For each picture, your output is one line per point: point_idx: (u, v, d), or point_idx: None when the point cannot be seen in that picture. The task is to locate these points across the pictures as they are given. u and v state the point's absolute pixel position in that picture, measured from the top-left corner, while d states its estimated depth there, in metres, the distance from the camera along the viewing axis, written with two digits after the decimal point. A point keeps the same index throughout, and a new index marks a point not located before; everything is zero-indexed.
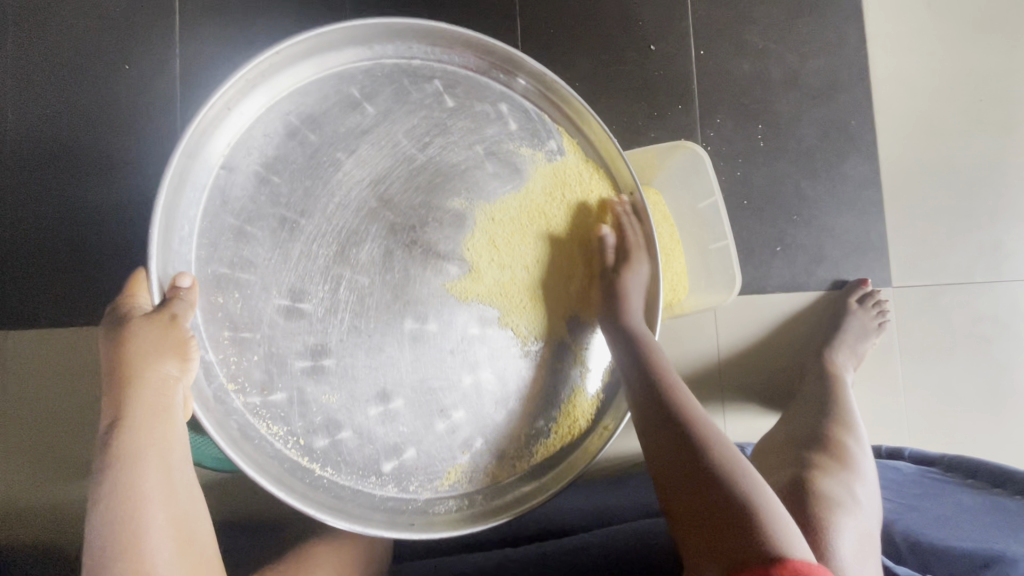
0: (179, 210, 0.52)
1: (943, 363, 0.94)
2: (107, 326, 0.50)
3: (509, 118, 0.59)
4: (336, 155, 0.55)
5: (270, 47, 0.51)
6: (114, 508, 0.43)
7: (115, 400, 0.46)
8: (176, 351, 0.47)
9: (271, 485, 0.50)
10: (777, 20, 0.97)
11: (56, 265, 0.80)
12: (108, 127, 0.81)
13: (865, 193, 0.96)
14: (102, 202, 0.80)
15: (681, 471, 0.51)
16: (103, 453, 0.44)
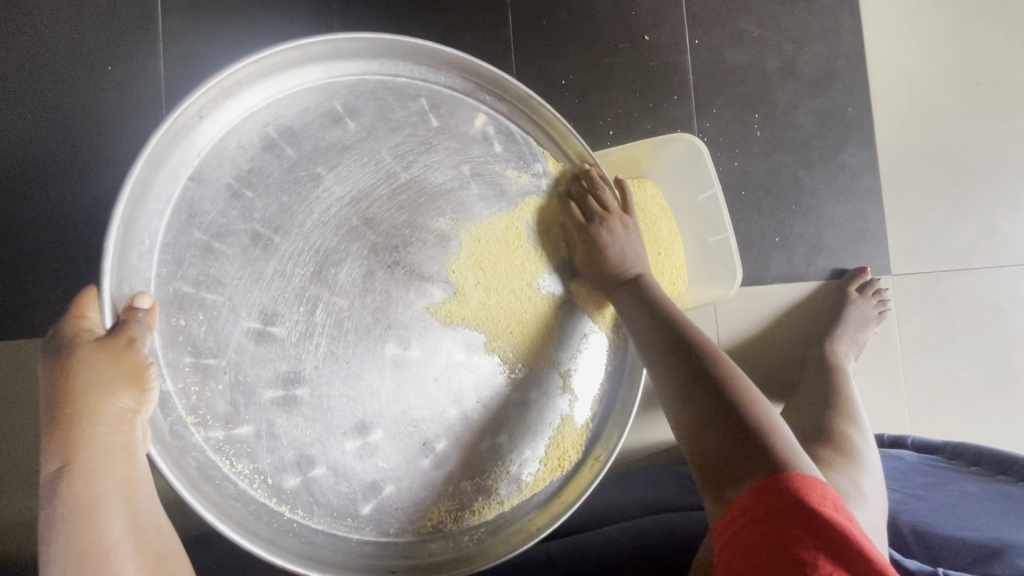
0: (138, 222, 0.48)
1: (944, 351, 0.94)
2: (50, 350, 0.45)
3: (494, 141, 0.59)
4: (316, 170, 0.53)
5: (248, 57, 0.48)
6: (76, 565, 0.41)
7: (60, 447, 0.43)
8: (130, 382, 0.44)
9: (234, 532, 0.46)
10: (772, 8, 0.96)
11: (37, 275, 0.78)
12: (96, 127, 0.79)
13: (863, 182, 0.95)
14: (84, 206, 0.79)
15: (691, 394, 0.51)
16: (55, 506, 0.42)
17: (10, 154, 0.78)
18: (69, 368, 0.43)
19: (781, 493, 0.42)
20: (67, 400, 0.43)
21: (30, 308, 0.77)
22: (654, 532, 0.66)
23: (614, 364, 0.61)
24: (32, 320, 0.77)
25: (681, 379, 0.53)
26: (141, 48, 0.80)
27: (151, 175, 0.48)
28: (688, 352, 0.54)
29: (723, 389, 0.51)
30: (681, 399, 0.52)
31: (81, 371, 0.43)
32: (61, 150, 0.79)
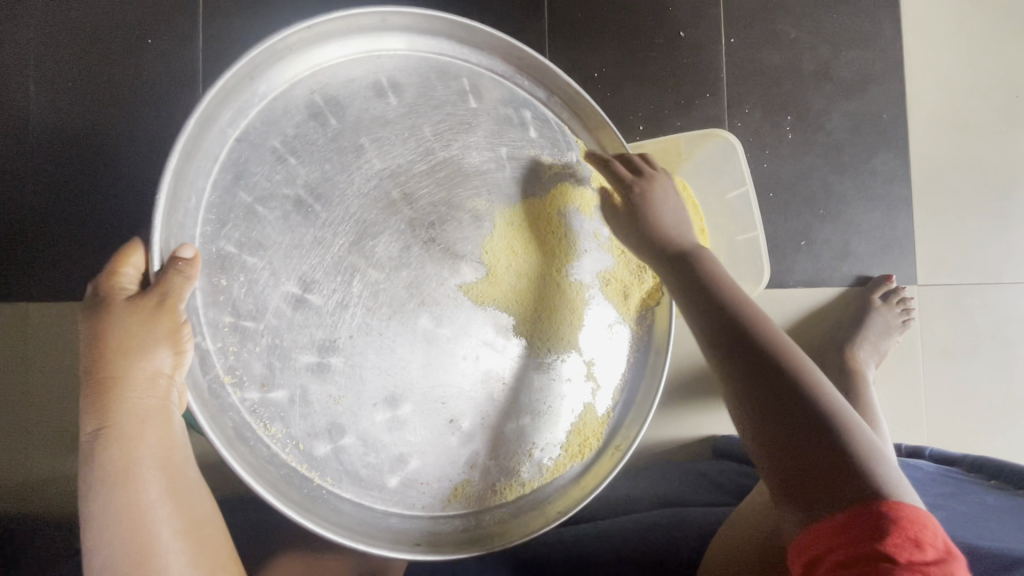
0: (185, 180, 0.48)
1: (966, 364, 0.93)
2: (89, 311, 0.46)
3: (530, 125, 0.60)
4: (359, 141, 0.54)
5: (302, 22, 0.50)
6: (117, 520, 0.43)
7: (105, 405, 0.44)
8: (167, 342, 0.44)
9: (268, 493, 0.47)
10: (810, 10, 0.95)
11: (75, 237, 0.79)
12: (137, 93, 0.80)
13: (894, 189, 0.94)
14: (124, 172, 0.80)
15: (756, 388, 0.50)
16: (99, 462, 0.43)
17: (54, 116, 0.79)
18: (110, 330, 0.44)
19: (884, 521, 0.41)
20: (110, 358, 0.44)
21: (64, 269, 0.79)
22: (668, 525, 0.67)
23: (634, 356, 0.62)
24: (60, 280, 0.78)
25: (745, 371, 0.51)
26: (183, 18, 0.81)
27: (200, 134, 0.49)
28: (753, 340, 0.52)
29: (784, 371, 0.50)
30: (743, 393, 0.50)
31: (126, 330, 0.44)
32: (98, 113, 0.80)
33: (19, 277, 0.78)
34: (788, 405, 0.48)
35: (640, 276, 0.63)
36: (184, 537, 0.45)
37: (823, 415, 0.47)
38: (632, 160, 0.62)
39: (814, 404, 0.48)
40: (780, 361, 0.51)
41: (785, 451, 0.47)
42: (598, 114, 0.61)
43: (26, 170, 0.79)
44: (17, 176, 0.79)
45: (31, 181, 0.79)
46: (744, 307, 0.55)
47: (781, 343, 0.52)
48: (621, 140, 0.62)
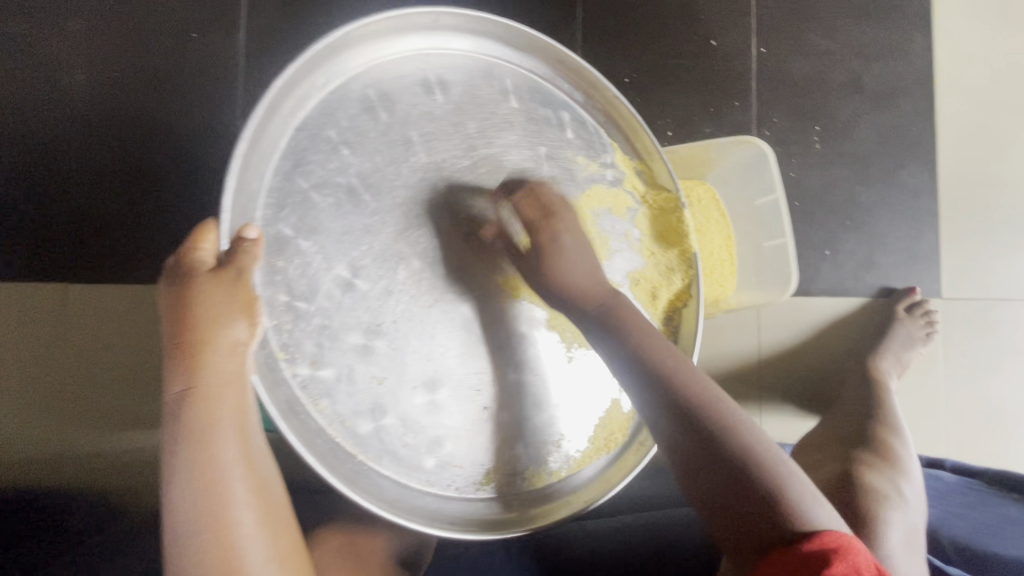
0: (251, 166, 0.51)
1: (988, 378, 0.93)
2: (173, 278, 0.44)
3: (568, 126, 0.63)
4: (408, 135, 0.56)
5: (360, 20, 0.52)
6: (192, 484, 0.40)
7: (184, 369, 0.42)
8: (244, 310, 0.44)
9: (318, 464, 0.48)
10: (842, 23, 0.96)
11: (140, 230, 0.87)
12: (196, 100, 0.88)
13: (921, 202, 0.95)
14: (185, 170, 0.87)
15: (693, 457, 0.48)
16: (177, 427, 0.41)
17: (121, 120, 0.87)
18: (194, 294, 0.43)
19: (828, 558, 0.41)
20: (189, 323, 0.42)
21: (129, 259, 0.87)
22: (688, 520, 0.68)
23: None
24: (117, 260, 0.87)
25: (679, 440, 0.49)
26: (239, 27, 0.88)
27: (266, 122, 0.51)
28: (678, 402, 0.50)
29: (713, 431, 0.49)
30: (684, 464, 0.49)
31: (208, 295, 0.43)
32: (156, 108, 0.88)
33: (86, 267, 0.86)
34: (725, 467, 0.47)
35: (668, 277, 0.65)
36: (257, 505, 0.42)
37: (757, 468, 0.47)
38: (666, 163, 0.63)
39: (746, 460, 0.47)
40: (707, 421, 0.49)
41: (732, 513, 0.45)
42: (634, 119, 0.63)
43: (89, 158, 0.87)
44: (86, 174, 0.87)
45: (100, 179, 0.87)
46: (665, 363, 0.53)
47: (703, 397, 0.51)
48: (656, 144, 0.64)
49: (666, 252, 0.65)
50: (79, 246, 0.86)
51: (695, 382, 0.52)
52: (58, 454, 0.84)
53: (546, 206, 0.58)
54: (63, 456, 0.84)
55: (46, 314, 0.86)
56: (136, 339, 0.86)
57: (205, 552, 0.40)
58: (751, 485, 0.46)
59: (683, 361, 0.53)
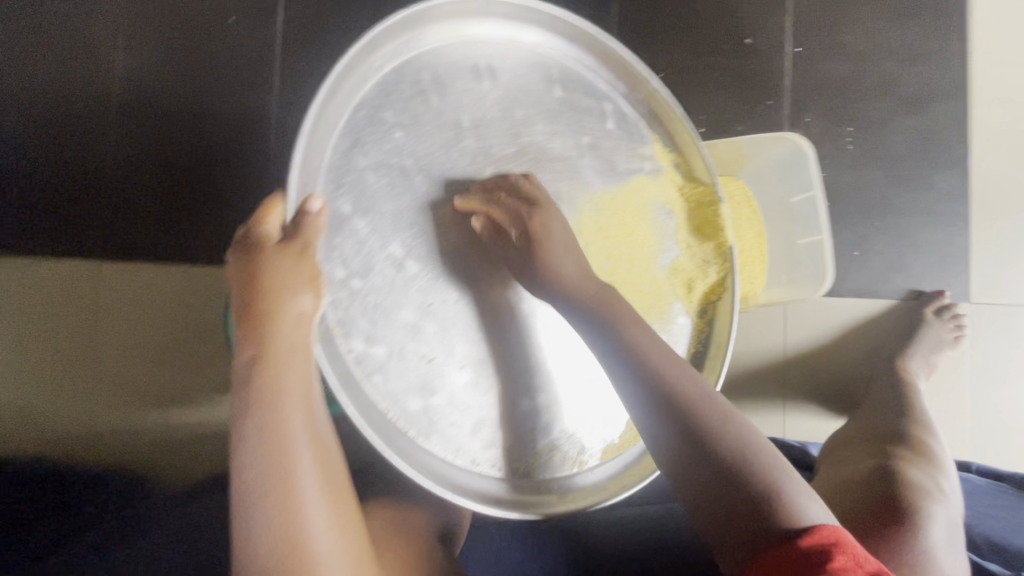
0: (314, 143, 0.52)
1: (1015, 384, 0.93)
2: (241, 251, 0.46)
3: (609, 117, 0.63)
4: (459, 120, 0.58)
5: (414, 6, 0.53)
6: (259, 452, 0.41)
7: (254, 339, 0.44)
8: (311, 285, 0.46)
9: (376, 438, 0.50)
10: (877, 24, 0.96)
11: (177, 212, 0.88)
12: (233, 86, 0.89)
13: (952, 205, 0.95)
14: (224, 155, 0.89)
15: (681, 449, 0.46)
16: (245, 396, 0.42)
17: (160, 106, 0.89)
18: (263, 269, 0.45)
19: (823, 553, 0.37)
20: (258, 295, 0.44)
21: (165, 242, 0.88)
22: None
23: (695, 349, 0.64)
24: (152, 242, 0.88)
25: (668, 431, 0.47)
26: (278, 13, 0.89)
27: (327, 101, 0.52)
28: (667, 392, 0.48)
29: (703, 421, 0.46)
30: (673, 456, 0.46)
31: (278, 270, 0.45)
32: (195, 92, 0.89)
33: (123, 250, 0.87)
34: (716, 460, 0.44)
35: (704, 270, 0.65)
36: (319, 476, 0.42)
37: (748, 460, 0.44)
38: (707, 154, 0.63)
39: (738, 452, 0.44)
40: (697, 411, 0.47)
41: (722, 509, 0.42)
42: (676, 110, 0.63)
43: (129, 142, 0.88)
44: (125, 159, 0.88)
45: (138, 163, 0.88)
46: (652, 352, 0.51)
47: (693, 387, 0.49)
48: (696, 135, 0.64)
49: (704, 245, 0.66)
50: (116, 228, 0.88)
51: (688, 383, 0.49)
52: (86, 434, 0.85)
53: (522, 211, 0.57)
54: (92, 437, 0.86)
55: (77, 295, 0.87)
56: (165, 320, 0.87)
57: (272, 520, 0.40)
58: (746, 486, 0.42)
59: (674, 353, 0.52)
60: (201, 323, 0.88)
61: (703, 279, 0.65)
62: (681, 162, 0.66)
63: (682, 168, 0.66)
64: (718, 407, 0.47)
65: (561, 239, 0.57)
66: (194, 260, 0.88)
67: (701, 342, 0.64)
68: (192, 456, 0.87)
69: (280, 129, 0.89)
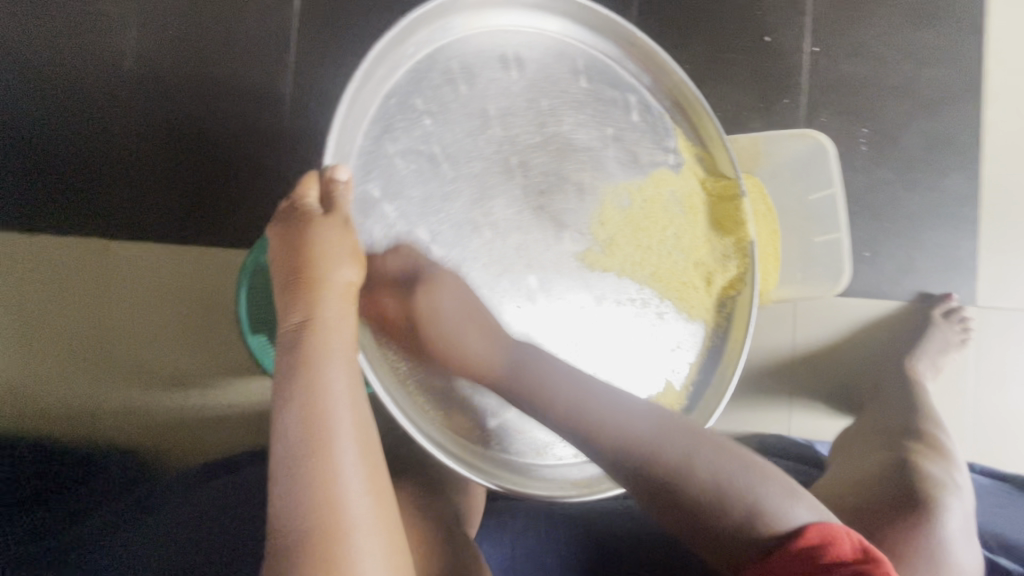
0: (346, 128, 0.53)
1: (1019, 387, 0.94)
2: (288, 220, 0.48)
3: (634, 110, 0.63)
4: (486, 108, 0.58)
5: None
6: (303, 413, 0.43)
7: (301, 305, 0.45)
8: (355, 257, 0.47)
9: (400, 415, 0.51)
10: (896, 26, 0.96)
11: (186, 193, 0.87)
12: (249, 67, 0.88)
13: (963, 209, 0.96)
14: (238, 136, 0.88)
15: (660, 500, 0.46)
16: (291, 359, 0.44)
17: (173, 87, 0.88)
18: (310, 237, 0.46)
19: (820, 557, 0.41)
20: (305, 264, 0.46)
21: (174, 223, 0.87)
22: None
23: (710, 342, 0.65)
24: (160, 222, 0.87)
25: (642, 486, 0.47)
26: None
27: (360, 89, 0.53)
28: (623, 447, 0.48)
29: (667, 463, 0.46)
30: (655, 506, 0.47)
31: (323, 239, 0.46)
32: (209, 71, 0.88)
33: (130, 229, 0.87)
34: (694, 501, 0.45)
35: (724, 264, 0.65)
36: (358, 439, 0.44)
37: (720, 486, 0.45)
38: (731, 149, 0.63)
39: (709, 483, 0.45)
40: (656, 454, 0.47)
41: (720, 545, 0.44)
42: (701, 104, 0.63)
43: (140, 121, 0.87)
44: (137, 140, 0.87)
45: (150, 143, 0.87)
46: (597, 405, 0.50)
47: (641, 429, 0.48)
48: (720, 130, 0.64)
49: (724, 239, 0.65)
50: (123, 207, 0.87)
51: (645, 421, 0.49)
52: (84, 414, 0.85)
53: (414, 266, 0.54)
54: (91, 417, 0.85)
55: (81, 276, 0.86)
56: (171, 303, 0.87)
57: (311, 480, 0.42)
58: (726, 515, 0.44)
59: (613, 395, 0.51)
60: (206, 307, 0.87)
61: (721, 273, 0.65)
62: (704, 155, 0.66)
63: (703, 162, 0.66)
64: (675, 433, 0.48)
65: (447, 313, 0.54)
66: (203, 242, 0.87)
67: (715, 335, 0.65)
68: (196, 439, 0.86)
69: (296, 111, 0.88)
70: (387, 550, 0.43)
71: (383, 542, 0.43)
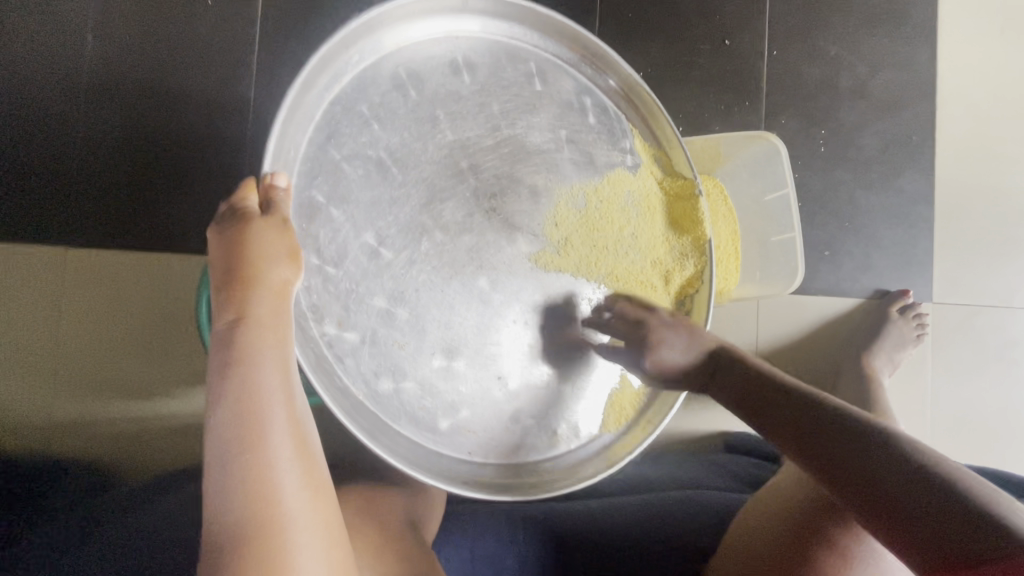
0: (288, 134, 0.53)
1: (974, 381, 0.96)
2: (226, 220, 0.48)
3: (589, 112, 0.64)
4: (435, 114, 0.59)
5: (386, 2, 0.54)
6: (234, 409, 0.42)
7: (234, 302, 0.45)
8: (293, 256, 0.47)
9: (345, 418, 0.51)
10: (850, 30, 0.99)
11: (143, 197, 0.86)
12: (209, 69, 0.87)
13: (918, 208, 0.98)
14: (198, 141, 0.87)
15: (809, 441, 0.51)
16: (223, 355, 0.44)
17: (129, 90, 0.86)
18: (246, 235, 0.46)
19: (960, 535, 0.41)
20: (240, 262, 0.46)
21: (130, 228, 0.86)
22: (689, 509, 0.71)
23: None
24: (115, 227, 0.85)
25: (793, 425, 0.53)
26: None
27: (302, 96, 0.53)
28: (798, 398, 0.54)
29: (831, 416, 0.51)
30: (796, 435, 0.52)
31: (261, 238, 0.46)
32: (164, 74, 0.87)
33: (84, 234, 0.85)
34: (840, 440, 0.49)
35: (681, 263, 0.65)
36: (293, 434, 0.44)
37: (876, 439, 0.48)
38: (685, 147, 0.64)
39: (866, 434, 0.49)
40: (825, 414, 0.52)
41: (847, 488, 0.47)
42: (654, 104, 0.64)
43: (92, 124, 0.86)
44: (92, 144, 0.86)
45: (104, 147, 0.86)
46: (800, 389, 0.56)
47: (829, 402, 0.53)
48: (674, 129, 0.64)
49: (680, 239, 0.66)
50: (76, 211, 0.85)
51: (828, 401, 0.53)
52: (38, 424, 0.83)
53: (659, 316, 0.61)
54: (46, 427, 0.83)
55: (36, 283, 0.84)
56: (128, 310, 0.85)
57: (243, 476, 0.41)
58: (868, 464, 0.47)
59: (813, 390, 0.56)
60: (165, 312, 0.86)
61: (677, 271, 0.65)
62: (660, 155, 0.66)
63: (659, 162, 0.67)
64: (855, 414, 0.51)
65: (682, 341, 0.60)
66: (161, 246, 0.86)
67: None
68: (156, 448, 0.85)
69: (256, 114, 0.87)
70: (324, 544, 0.43)
71: (319, 537, 0.43)
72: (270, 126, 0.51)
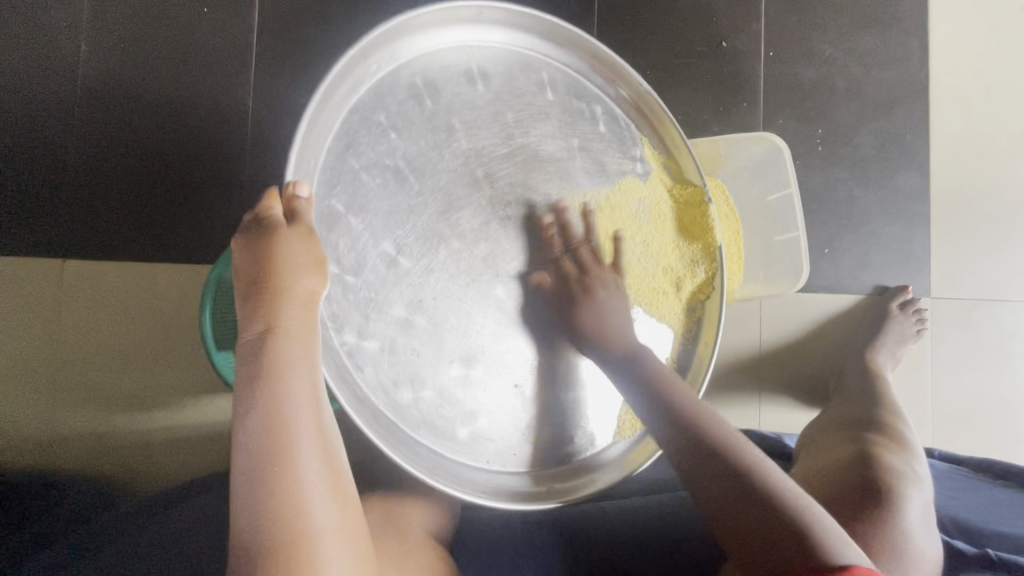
0: (309, 144, 0.53)
1: (972, 375, 0.98)
2: (251, 230, 0.48)
3: (600, 120, 0.64)
4: (451, 122, 0.59)
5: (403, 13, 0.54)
6: (264, 422, 0.42)
7: (262, 313, 0.45)
8: (319, 267, 0.47)
9: (366, 427, 0.51)
10: (844, 30, 1.00)
11: (145, 209, 0.85)
12: (210, 80, 0.87)
13: (914, 205, 0.99)
14: (199, 152, 0.86)
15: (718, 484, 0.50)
16: (252, 366, 0.43)
17: (130, 101, 0.86)
18: (273, 246, 0.46)
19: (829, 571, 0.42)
20: (269, 272, 0.46)
21: (132, 240, 0.85)
22: None
23: (681, 344, 0.66)
24: (117, 240, 0.85)
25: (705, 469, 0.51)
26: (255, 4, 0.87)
27: (322, 106, 0.53)
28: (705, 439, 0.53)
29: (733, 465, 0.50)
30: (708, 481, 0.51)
31: (287, 248, 0.46)
32: (164, 86, 0.86)
33: (86, 248, 0.84)
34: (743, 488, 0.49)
35: (692, 269, 0.66)
36: (320, 447, 0.44)
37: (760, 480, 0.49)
38: (694, 154, 0.64)
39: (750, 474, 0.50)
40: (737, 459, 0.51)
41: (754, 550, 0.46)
42: (664, 113, 0.64)
43: (94, 137, 0.85)
44: (93, 157, 0.85)
45: (106, 159, 0.85)
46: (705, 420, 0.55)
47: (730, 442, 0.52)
48: (683, 135, 0.65)
49: (690, 244, 0.66)
50: (78, 225, 0.84)
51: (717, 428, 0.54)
52: (45, 443, 0.82)
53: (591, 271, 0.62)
54: (53, 444, 0.82)
55: (39, 294, 0.83)
56: (133, 323, 0.84)
57: (273, 490, 0.41)
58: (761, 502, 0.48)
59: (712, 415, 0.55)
60: (172, 327, 0.85)
61: (688, 276, 0.66)
62: (668, 161, 0.67)
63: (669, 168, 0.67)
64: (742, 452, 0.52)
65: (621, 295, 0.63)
66: (164, 258, 0.85)
67: (684, 338, 0.66)
68: (163, 461, 0.84)
69: (258, 125, 0.87)
70: (351, 557, 0.43)
71: (346, 550, 0.43)
72: (292, 134, 0.51)
